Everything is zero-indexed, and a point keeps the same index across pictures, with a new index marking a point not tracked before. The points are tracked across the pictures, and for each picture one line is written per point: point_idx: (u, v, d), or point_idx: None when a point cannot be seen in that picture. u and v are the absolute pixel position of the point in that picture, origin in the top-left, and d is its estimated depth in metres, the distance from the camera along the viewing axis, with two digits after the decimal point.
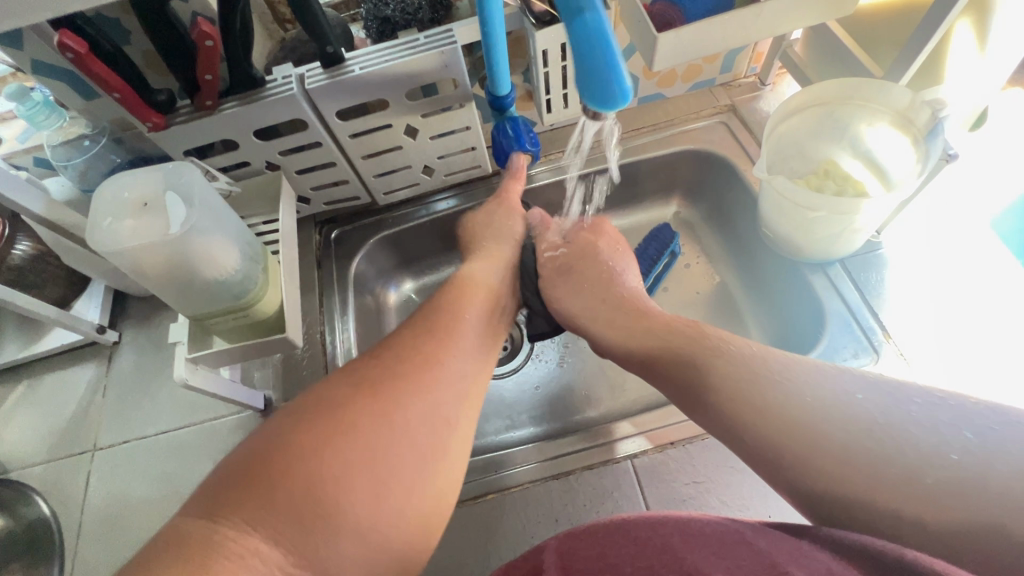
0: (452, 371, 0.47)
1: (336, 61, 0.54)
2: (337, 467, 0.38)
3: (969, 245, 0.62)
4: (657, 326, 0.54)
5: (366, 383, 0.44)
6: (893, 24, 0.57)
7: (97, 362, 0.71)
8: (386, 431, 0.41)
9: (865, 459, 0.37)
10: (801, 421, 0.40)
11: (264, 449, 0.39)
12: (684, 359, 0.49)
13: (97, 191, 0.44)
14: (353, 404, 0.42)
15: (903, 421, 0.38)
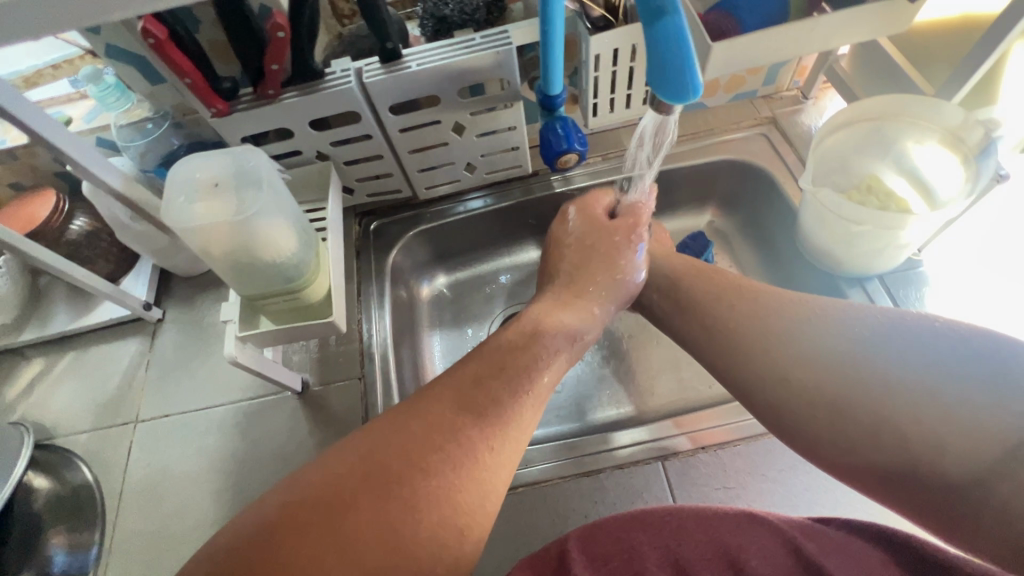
0: (499, 393, 0.44)
1: (394, 56, 0.56)
2: (382, 524, 0.36)
3: (1012, 267, 0.61)
4: (697, 301, 0.55)
5: (410, 419, 0.41)
6: (946, 40, 0.56)
7: (141, 337, 0.73)
8: (432, 473, 0.38)
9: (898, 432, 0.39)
10: (836, 403, 0.41)
11: (311, 511, 0.36)
12: (721, 350, 0.50)
13: (169, 171, 0.46)
14: (395, 458, 0.39)
15: (933, 381, 0.39)
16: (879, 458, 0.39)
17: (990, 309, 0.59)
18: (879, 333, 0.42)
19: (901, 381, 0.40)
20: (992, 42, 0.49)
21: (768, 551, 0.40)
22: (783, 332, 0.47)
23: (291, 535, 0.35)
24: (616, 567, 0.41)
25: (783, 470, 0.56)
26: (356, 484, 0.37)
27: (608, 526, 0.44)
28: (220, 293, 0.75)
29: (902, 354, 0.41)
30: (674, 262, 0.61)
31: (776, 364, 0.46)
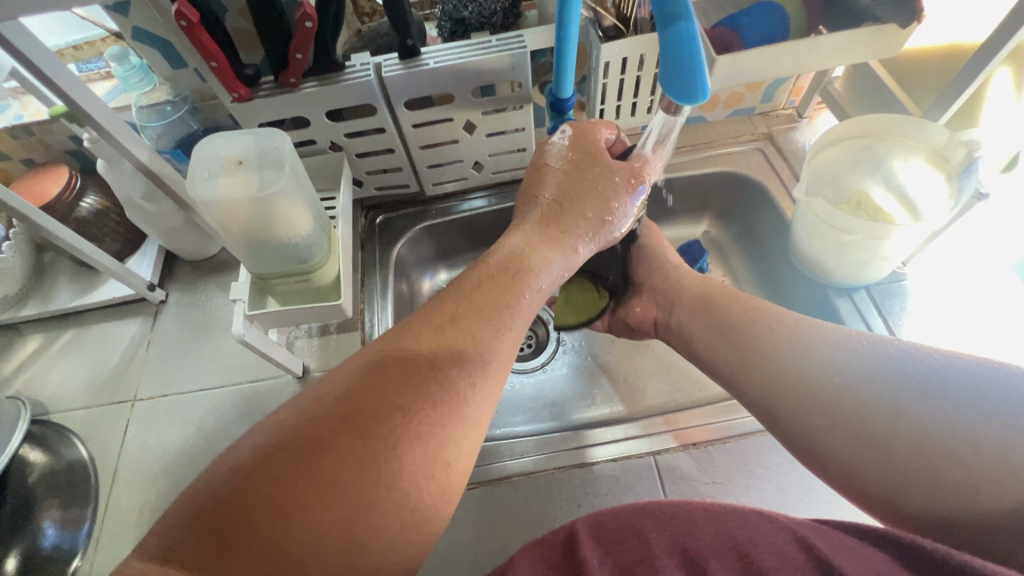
0: (482, 339, 0.42)
1: (412, 53, 0.58)
2: (356, 467, 0.34)
3: (992, 284, 0.65)
4: (718, 318, 0.57)
5: (389, 361, 0.39)
6: (931, 67, 0.61)
7: (143, 317, 0.74)
8: (410, 414, 0.37)
9: (883, 444, 0.42)
10: (829, 412, 0.45)
11: (287, 456, 0.34)
12: (733, 361, 0.53)
13: (194, 149, 0.47)
14: (370, 397, 0.37)
15: (924, 403, 0.41)
16: (865, 467, 0.42)
17: (971, 322, 0.62)
18: (882, 355, 0.45)
19: (892, 397, 0.42)
20: (975, 68, 0.53)
21: (779, 548, 0.39)
22: (792, 347, 0.50)
23: (270, 478, 0.34)
24: (626, 551, 0.41)
25: (770, 468, 0.58)
26: (330, 423, 0.36)
27: (617, 513, 0.44)
28: (223, 278, 0.76)
29: (897, 374, 0.43)
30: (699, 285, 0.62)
31: (780, 374, 0.49)
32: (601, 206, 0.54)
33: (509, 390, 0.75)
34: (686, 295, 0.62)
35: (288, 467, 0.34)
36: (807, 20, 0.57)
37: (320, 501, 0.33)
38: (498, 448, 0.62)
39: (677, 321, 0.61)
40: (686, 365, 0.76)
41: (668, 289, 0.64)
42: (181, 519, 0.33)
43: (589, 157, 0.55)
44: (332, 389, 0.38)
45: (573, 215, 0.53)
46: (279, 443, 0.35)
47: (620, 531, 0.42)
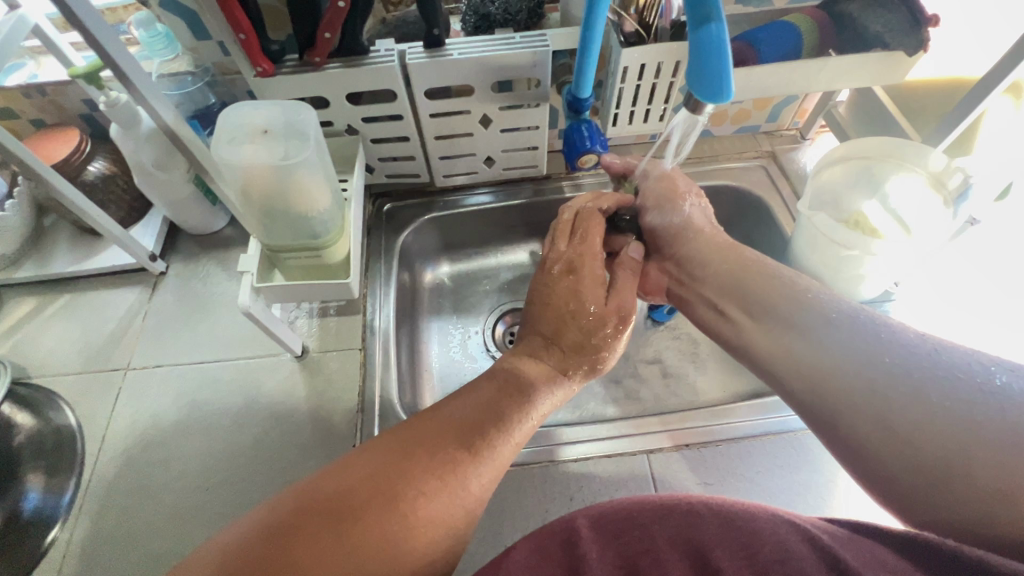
0: (494, 435, 0.45)
1: (437, 43, 0.59)
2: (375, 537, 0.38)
3: (981, 306, 0.67)
4: (758, 302, 0.50)
5: (402, 449, 0.43)
6: (937, 98, 0.64)
7: (142, 287, 0.73)
8: (420, 498, 0.41)
9: (936, 458, 0.36)
10: (886, 427, 0.39)
11: (308, 529, 0.38)
12: (772, 353, 0.48)
13: (220, 114, 0.47)
14: (383, 484, 0.41)
15: (989, 409, 0.36)
16: (923, 491, 0.37)
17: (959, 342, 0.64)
18: (945, 357, 0.39)
19: (953, 405, 0.37)
20: (975, 100, 0.55)
21: (784, 542, 0.39)
22: (842, 340, 0.44)
23: (294, 546, 0.37)
24: (628, 542, 0.42)
25: (760, 472, 0.59)
26: (346, 502, 0.40)
27: (616, 504, 0.45)
28: (226, 254, 0.76)
29: (959, 380, 0.38)
30: (726, 260, 0.55)
31: (826, 369, 0.43)
32: (589, 356, 0.54)
33: None
34: (709, 274, 0.55)
35: (321, 525, 0.38)
36: (820, 43, 0.59)
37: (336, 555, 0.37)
38: None
39: (697, 305, 0.56)
40: (680, 371, 0.77)
41: (685, 264, 0.58)
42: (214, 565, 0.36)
43: (592, 293, 0.55)
44: (359, 472, 0.41)
45: (572, 353, 0.53)
46: (294, 517, 0.39)
47: (620, 521, 0.43)
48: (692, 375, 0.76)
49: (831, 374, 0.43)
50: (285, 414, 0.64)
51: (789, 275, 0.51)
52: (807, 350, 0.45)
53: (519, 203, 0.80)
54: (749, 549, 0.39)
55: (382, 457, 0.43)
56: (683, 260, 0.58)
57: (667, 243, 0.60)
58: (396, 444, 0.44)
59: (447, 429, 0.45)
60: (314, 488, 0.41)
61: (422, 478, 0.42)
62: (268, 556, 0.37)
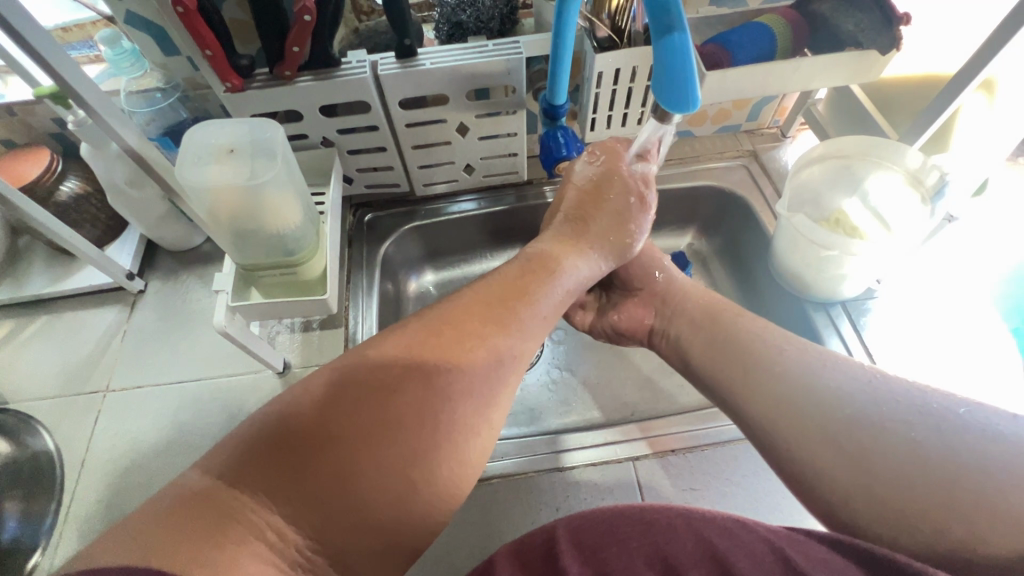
0: (520, 309, 0.45)
1: (409, 53, 0.58)
2: (409, 423, 0.37)
3: (963, 302, 0.67)
4: (719, 335, 0.53)
5: (418, 344, 0.40)
6: (913, 96, 0.64)
7: (120, 307, 0.72)
8: (458, 373, 0.39)
9: (885, 474, 0.39)
10: (852, 457, 0.40)
11: (347, 404, 0.37)
12: (734, 381, 0.49)
13: (186, 134, 0.47)
14: (404, 378, 0.38)
15: (932, 433, 0.39)
16: (890, 519, 0.39)
17: (941, 341, 0.64)
18: (886, 384, 0.43)
19: (895, 424, 0.41)
20: (949, 97, 0.55)
21: (756, 557, 0.40)
22: (796, 367, 0.47)
23: (335, 423, 0.36)
24: (608, 557, 0.42)
25: (746, 476, 0.59)
26: (366, 391, 0.37)
27: (597, 516, 0.45)
28: (205, 270, 0.75)
29: (898, 403, 0.42)
30: (701, 299, 0.58)
31: (782, 399, 0.45)
32: (599, 237, 0.56)
33: None
34: (687, 308, 0.58)
35: (356, 403, 0.37)
36: (794, 43, 0.59)
37: (382, 424, 0.36)
38: None
39: (677, 337, 0.58)
40: (667, 374, 0.76)
41: (670, 300, 0.61)
42: (255, 440, 0.35)
43: (617, 176, 0.58)
44: (388, 359, 0.39)
45: (602, 228, 0.56)
46: (326, 394, 0.37)
47: (600, 533, 0.44)
48: (679, 378, 0.76)
49: (792, 406, 0.45)
50: None
51: (746, 316, 0.54)
52: (773, 383, 0.47)
53: (502, 210, 0.80)
54: (724, 567, 0.40)
55: (414, 335, 0.41)
56: (667, 295, 0.61)
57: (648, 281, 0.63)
58: (428, 323, 0.42)
59: (482, 309, 0.44)
60: (345, 372, 0.39)
61: (458, 349, 0.40)
62: (311, 433, 0.36)
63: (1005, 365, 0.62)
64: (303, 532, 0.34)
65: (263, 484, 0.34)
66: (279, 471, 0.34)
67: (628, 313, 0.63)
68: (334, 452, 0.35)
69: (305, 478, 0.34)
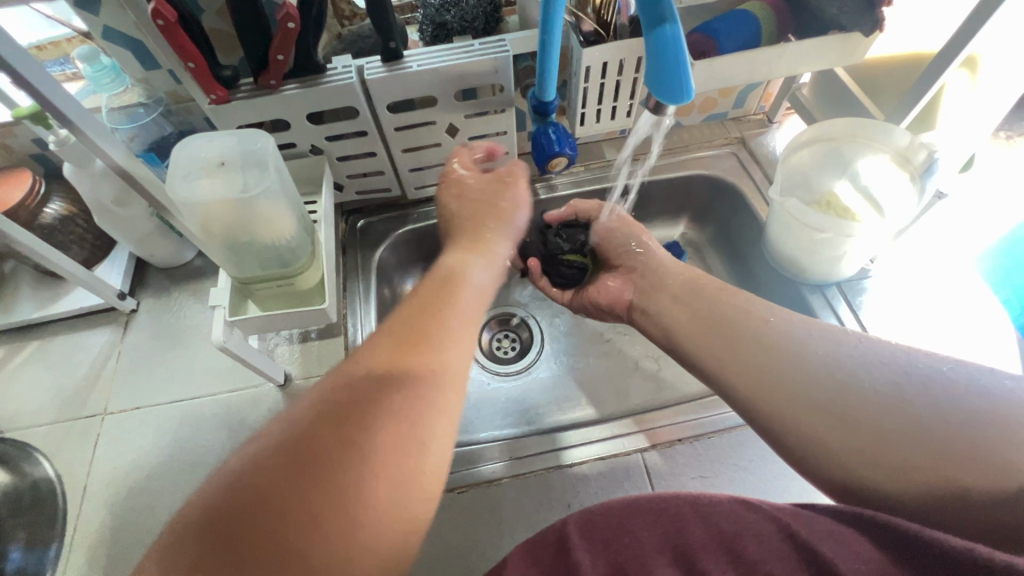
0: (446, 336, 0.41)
1: (395, 56, 0.58)
2: (337, 472, 0.32)
3: (956, 277, 0.69)
4: (705, 312, 0.55)
5: (345, 380, 0.38)
6: (897, 75, 0.65)
7: (113, 327, 0.71)
8: (382, 416, 0.35)
9: (894, 438, 0.40)
10: (847, 429, 0.41)
11: (265, 477, 0.32)
12: (723, 363, 0.50)
13: (174, 149, 0.46)
14: (338, 417, 0.35)
15: (918, 393, 0.40)
16: (892, 484, 0.39)
17: (934, 316, 0.66)
18: (856, 348, 0.45)
19: (874, 388, 0.42)
20: (933, 76, 0.56)
21: (766, 539, 0.40)
22: (776, 355, 0.48)
23: (280, 482, 0.32)
24: (619, 548, 0.42)
25: (753, 460, 0.59)
26: (298, 443, 0.33)
27: (606, 509, 0.45)
28: (199, 285, 0.74)
29: (874, 366, 0.43)
30: (680, 274, 0.61)
31: (773, 379, 0.46)
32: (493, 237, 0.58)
33: (495, 394, 0.76)
34: (667, 285, 0.61)
35: (292, 454, 0.33)
36: (778, 29, 0.59)
37: (302, 492, 0.32)
38: (485, 449, 0.62)
39: (657, 312, 0.60)
40: (668, 363, 0.77)
41: (648, 275, 0.63)
42: (195, 521, 0.31)
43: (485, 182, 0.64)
44: (305, 409, 0.36)
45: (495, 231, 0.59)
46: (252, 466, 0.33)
47: (609, 527, 0.43)
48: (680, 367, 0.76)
49: (784, 386, 0.46)
50: None
51: (734, 291, 0.56)
52: (751, 384, 0.47)
53: None
54: (732, 552, 0.40)
55: (336, 393, 0.37)
56: (643, 269, 0.64)
57: (630, 257, 0.66)
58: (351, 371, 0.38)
59: (403, 343, 0.40)
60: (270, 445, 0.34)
61: (382, 390, 0.37)
62: (254, 497, 0.31)
63: (998, 335, 0.64)
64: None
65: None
66: (226, 542, 0.30)
67: (605, 289, 0.66)
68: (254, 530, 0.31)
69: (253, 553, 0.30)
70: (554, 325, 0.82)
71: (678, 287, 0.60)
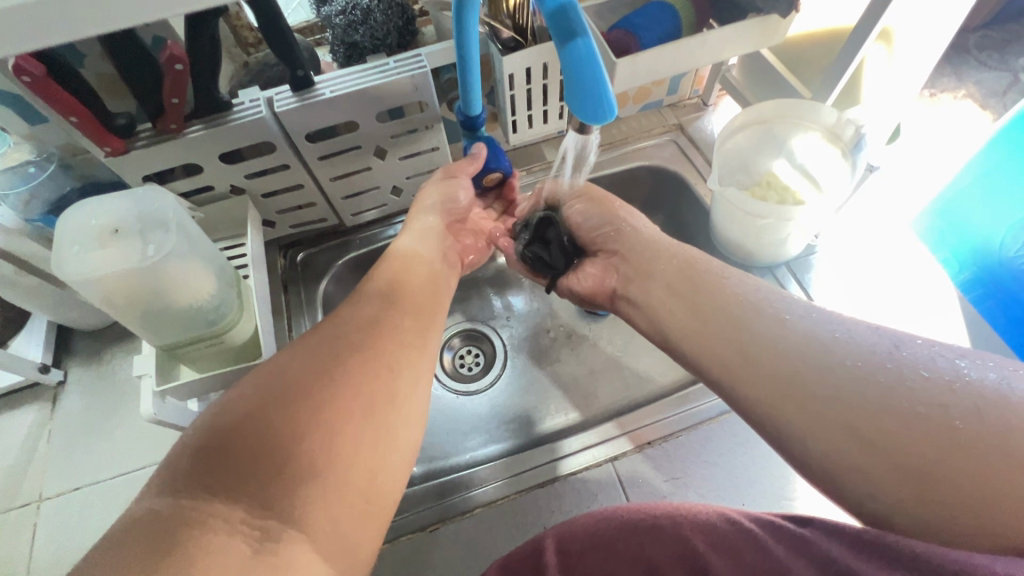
0: (407, 336, 0.48)
1: (306, 84, 0.54)
2: (305, 440, 0.37)
3: (896, 244, 0.70)
4: (702, 306, 0.49)
5: (318, 360, 0.42)
6: (820, 50, 0.65)
7: (40, 403, 0.65)
8: (351, 397, 0.40)
9: (908, 427, 0.35)
10: (856, 414, 0.37)
11: (224, 456, 0.35)
12: (711, 352, 0.47)
13: (60, 219, 0.42)
14: (312, 370, 0.41)
15: (952, 402, 0.35)
16: (904, 487, 0.35)
17: (877, 280, 0.67)
18: (860, 339, 0.41)
19: (867, 391, 0.38)
20: (851, 52, 0.56)
21: (737, 551, 0.40)
22: (763, 332, 0.44)
23: (263, 418, 0.37)
24: (592, 563, 0.42)
25: (723, 454, 0.59)
26: (276, 392, 0.39)
27: (582, 522, 0.45)
28: (131, 345, 0.69)
29: (875, 361, 0.39)
30: (672, 258, 0.55)
31: (775, 367, 0.42)
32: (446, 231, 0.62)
33: (464, 414, 0.74)
34: (658, 270, 0.55)
35: (269, 397, 0.39)
36: (697, 17, 0.59)
37: (268, 461, 0.35)
38: (458, 479, 0.60)
39: (644, 304, 0.55)
40: (633, 360, 0.76)
41: (632, 259, 0.58)
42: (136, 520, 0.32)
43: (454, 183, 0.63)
44: (272, 384, 0.39)
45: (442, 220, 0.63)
46: (218, 439, 0.36)
47: (583, 539, 0.44)
48: (645, 362, 0.76)
49: (790, 371, 0.41)
50: None
51: (732, 275, 0.51)
52: (749, 372, 0.43)
53: None
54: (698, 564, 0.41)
55: (310, 373, 0.41)
56: (627, 254, 0.59)
57: (610, 240, 0.62)
58: (325, 351, 0.43)
59: (375, 337, 0.46)
60: (229, 418, 0.37)
61: (352, 376, 0.42)
62: (238, 430, 0.36)
63: (931, 296, 0.66)
64: (250, 513, 0.33)
65: (117, 559, 0.30)
66: (213, 471, 0.35)
67: (586, 277, 0.62)
68: (229, 483, 0.34)
69: (241, 473, 0.35)
70: (516, 335, 0.80)
71: (670, 270, 0.54)
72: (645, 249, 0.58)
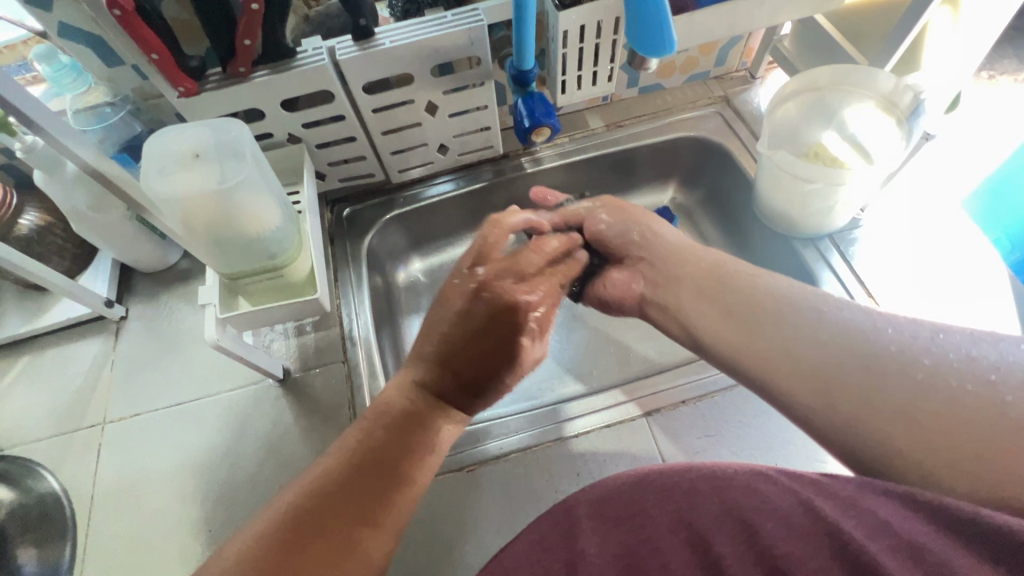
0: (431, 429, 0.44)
1: (366, 34, 0.56)
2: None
3: (947, 225, 0.69)
4: (730, 302, 0.51)
5: (335, 489, 0.39)
6: (875, 18, 0.64)
7: (104, 336, 0.70)
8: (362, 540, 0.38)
9: (952, 410, 0.36)
10: (900, 402, 0.38)
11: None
12: (748, 321, 0.48)
13: (146, 143, 0.46)
14: (342, 526, 0.38)
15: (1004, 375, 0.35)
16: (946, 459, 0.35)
17: (923, 263, 0.66)
18: (900, 329, 0.41)
19: (914, 382, 0.38)
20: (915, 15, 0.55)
21: (782, 513, 0.38)
22: (792, 325, 0.46)
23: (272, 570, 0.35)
24: (631, 530, 0.40)
25: (757, 416, 0.60)
26: (342, 527, 0.37)
27: (617, 488, 0.43)
28: (186, 288, 0.72)
29: (914, 349, 0.39)
30: (699, 262, 0.56)
31: (808, 352, 0.43)
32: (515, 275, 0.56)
33: None
34: (684, 277, 0.55)
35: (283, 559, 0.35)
36: None
37: None
38: (492, 428, 0.62)
39: (691, 273, 0.55)
40: None
41: (660, 266, 0.58)
42: None
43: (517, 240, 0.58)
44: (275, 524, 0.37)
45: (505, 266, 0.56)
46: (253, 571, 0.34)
47: (620, 507, 0.42)
48: None
49: (826, 360, 0.42)
50: (277, 441, 0.62)
51: (761, 276, 0.51)
52: (774, 354, 0.45)
53: (481, 186, 0.78)
54: (749, 537, 0.38)
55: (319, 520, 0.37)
56: (653, 257, 0.59)
57: (635, 247, 0.61)
58: (342, 474, 0.39)
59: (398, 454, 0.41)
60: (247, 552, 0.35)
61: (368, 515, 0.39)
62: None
63: (981, 279, 0.65)
64: None
65: None
66: None
67: (613, 285, 0.62)
68: None
69: None
70: None
71: (693, 264, 0.56)
72: (669, 248, 0.59)
